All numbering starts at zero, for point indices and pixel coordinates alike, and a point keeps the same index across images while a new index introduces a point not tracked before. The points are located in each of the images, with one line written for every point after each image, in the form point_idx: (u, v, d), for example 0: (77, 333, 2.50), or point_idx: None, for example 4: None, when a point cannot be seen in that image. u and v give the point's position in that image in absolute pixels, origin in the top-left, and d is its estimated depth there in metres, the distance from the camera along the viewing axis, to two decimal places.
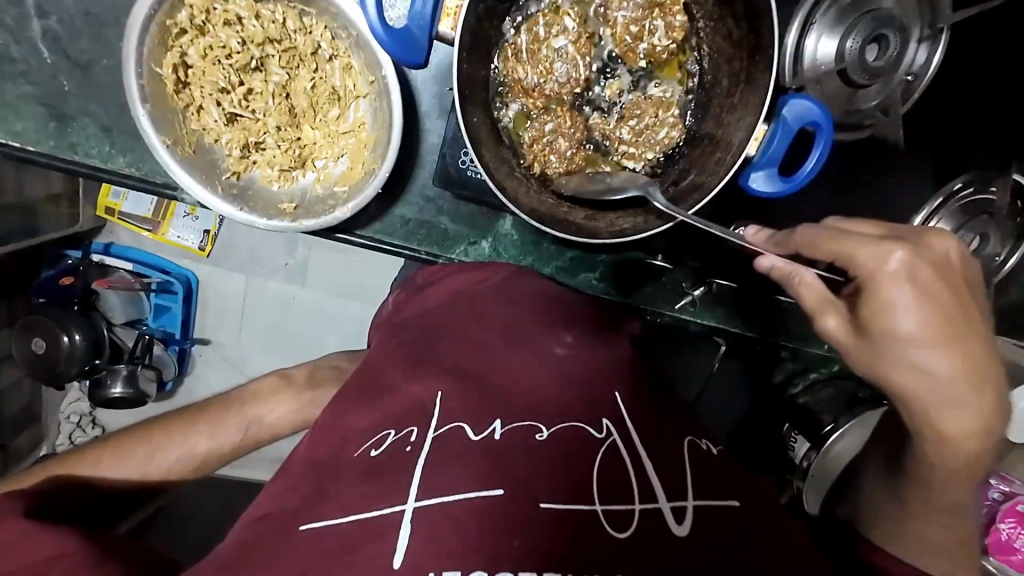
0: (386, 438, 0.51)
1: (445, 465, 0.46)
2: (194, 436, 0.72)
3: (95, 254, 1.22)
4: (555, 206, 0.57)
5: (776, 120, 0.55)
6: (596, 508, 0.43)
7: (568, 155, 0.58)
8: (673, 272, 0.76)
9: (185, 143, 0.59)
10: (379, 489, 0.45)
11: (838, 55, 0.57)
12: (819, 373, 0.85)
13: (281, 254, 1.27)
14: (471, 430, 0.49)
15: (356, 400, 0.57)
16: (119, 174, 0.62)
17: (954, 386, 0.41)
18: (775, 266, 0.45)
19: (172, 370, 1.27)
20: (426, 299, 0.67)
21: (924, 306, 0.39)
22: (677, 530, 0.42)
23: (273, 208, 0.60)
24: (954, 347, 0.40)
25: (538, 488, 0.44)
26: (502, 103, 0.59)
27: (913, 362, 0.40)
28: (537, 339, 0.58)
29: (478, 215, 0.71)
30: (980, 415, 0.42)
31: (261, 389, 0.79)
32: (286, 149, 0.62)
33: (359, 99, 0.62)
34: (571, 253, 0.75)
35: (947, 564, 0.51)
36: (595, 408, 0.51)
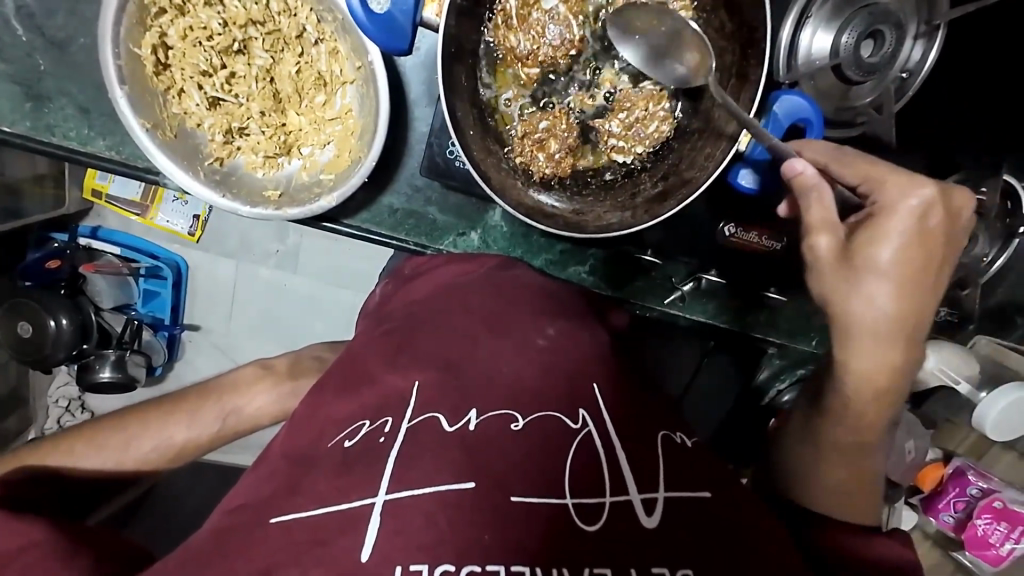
0: (361, 429, 0.51)
1: (417, 457, 0.45)
2: (171, 426, 0.72)
3: (81, 237, 1.22)
4: (542, 199, 0.55)
5: (767, 116, 0.54)
6: (567, 501, 0.43)
7: (558, 155, 0.56)
8: (664, 267, 0.76)
9: (165, 126, 0.57)
10: (352, 480, 0.45)
11: (833, 51, 0.57)
12: (805, 371, 0.86)
13: (272, 241, 1.26)
14: (446, 421, 0.49)
15: (336, 389, 0.57)
16: (98, 157, 0.60)
17: (897, 324, 0.48)
18: (801, 174, 0.49)
19: (161, 356, 1.27)
20: (412, 288, 0.66)
21: (912, 240, 0.46)
22: (646, 522, 0.42)
23: (257, 195, 0.60)
24: (914, 284, 0.47)
25: (511, 482, 0.44)
26: (491, 79, 0.56)
27: (875, 287, 0.47)
28: (522, 330, 0.58)
29: (467, 205, 0.70)
30: (899, 355, 0.50)
31: (242, 378, 0.79)
32: (270, 135, 0.61)
33: (346, 85, 0.60)
34: (561, 245, 0.75)
35: (840, 500, 0.55)
36: (574, 400, 0.51)
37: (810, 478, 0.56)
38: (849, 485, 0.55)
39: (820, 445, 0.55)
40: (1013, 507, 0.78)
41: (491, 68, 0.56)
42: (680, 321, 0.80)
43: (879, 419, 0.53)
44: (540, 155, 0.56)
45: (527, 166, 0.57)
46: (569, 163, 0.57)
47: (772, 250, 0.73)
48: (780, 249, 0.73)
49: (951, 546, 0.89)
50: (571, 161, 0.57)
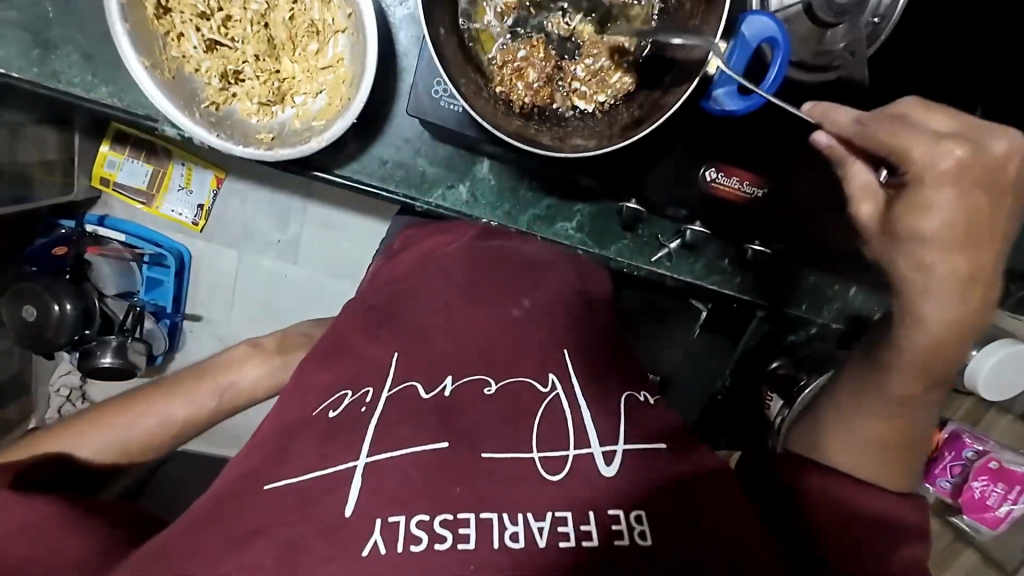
0: (344, 399, 0.58)
1: (395, 425, 0.53)
2: (175, 405, 0.73)
3: (89, 225, 1.25)
4: (522, 127, 0.57)
5: (735, 39, 0.52)
6: (534, 455, 0.51)
7: (535, 84, 0.58)
8: (651, 223, 0.77)
9: (164, 68, 0.59)
10: (336, 447, 0.52)
11: None
12: (797, 336, 0.89)
13: (272, 230, 1.32)
14: (423, 388, 0.57)
15: (320, 361, 0.64)
16: (101, 103, 0.63)
17: (948, 283, 0.47)
18: (830, 144, 0.52)
19: (161, 344, 1.31)
20: (398, 264, 0.75)
21: (958, 205, 0.44)
22: (606, 471, 0.51)
23: (250, 138, 0.62)
24: (964, 245, 0.46)
25: (480, 440, 0.52)
26: (474, 15, 0.58)
27: (923, 255, 0.47)
28: (496, 303, 0.65)
29: (455, 157, 0.72)
30: (954, 315, 0.49)
31: (234, 356, 0.80)
32: (264, 81, 0.64)
33: (337, 35, 0.62)
34: (548, 200, 0.76)
35: (872, 462, 0.56)
36: (545, 366, 0.60)
37: (836, 431, 0.57)
38: (880, 441, 0.56)
39: (861, 388, 0.56)
40: (1008, 466, 0.77)
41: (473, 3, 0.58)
42: (669, 281, 0.81)
43: (928, 373, 0.52)
44: (519, 83, 0.58)
45: (506, 95, 0.59)
46: (547, 91, 0.59)
47: (750, 199, 0.71)
48: (760, 196, 0.71)
49: (947, 512, 0.86)
50: (548, 90, 0.59)
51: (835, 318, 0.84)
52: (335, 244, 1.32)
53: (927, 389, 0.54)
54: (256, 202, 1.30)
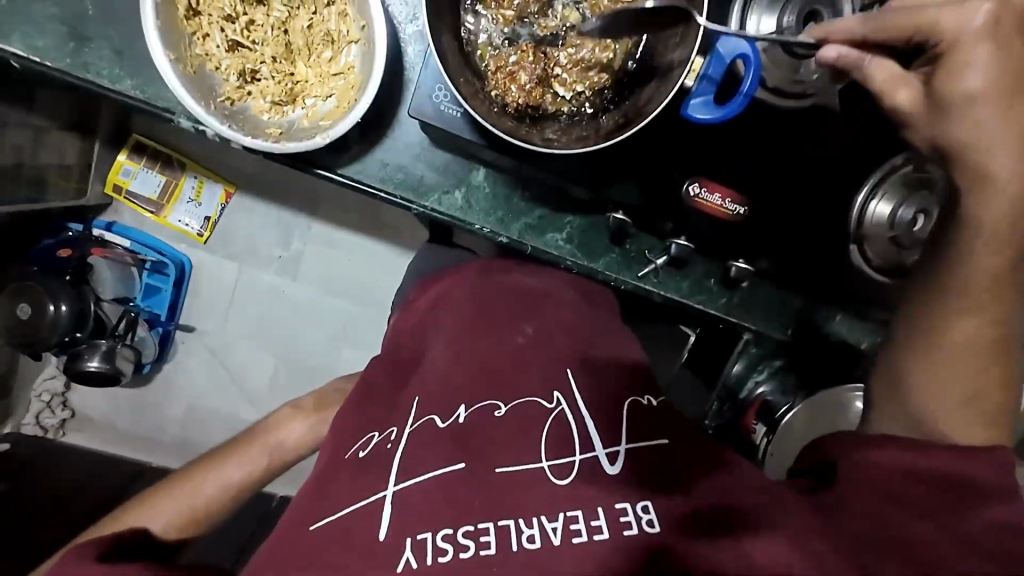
0: (372, 439, 0.66)
1: (420, 452, 0.61)
2: (230, 468, 0.83)
3: (95, 229, 1.27)
4: (514, 128, 0.61)
5: (710, 54, 0.59)
6: (543, 464, 0.59)
7: (528, 87, 0.63)
8: (638, 239, 0.80)
9: (187, 63, 0.64)
10: (370, 479, 0.60)
11: (778, 29, 0.65)
12: (784, 362, 0.90)
13: (275, 245, 1.35)
14: (440, 419, 0.64)
15: (354, 406, 0.73)
16: (124, 94, 0.68)
17: (1001, 139, 0.49)
18: (840, 53, 0.52)
19: (151, 352, 1.32)
20: (411, 312, 0.82)
21: (992, 60, 0.47)
22: (609, 469, 0.59)
23: (260, 131, 0.67)
24: (1009, 98, 0.48)
25: (494, 458, 0.60)
26: (476, 22, 0.64)
27: (975, 113, 0.48)
28: (504, 333, 0.72)
29: (453, 164, 0.75)
30: (1022, 158, 0.49)
31: (278, 418, 0.90)
32: (279, 81, 0.69)
33: (351, 45, 0.67)
34: (540, 210, 0.78)
35: (965, 406, 0.53)
36: (550, 385, 0.66)
37: (900, 395, 0.55)
38: (969, 391, 0.53)
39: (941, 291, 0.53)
40: None
41: (476, 15, 0.64)
42: (655, 297, 0.83)
43: (1000, 270, 0.51)
44: (512, 86, 0.63)
45: (501, 96, 0.63)
46: (537, 92, 0.63)
47: (734, 215, 0.73)
48: (741, 214, 0.73)
49: None
50: (539, 92, 0.63)
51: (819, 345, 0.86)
52: (339, 263, 1.37)
53: (1014, 282, 0.52)
54: (263, 216, 1.34)
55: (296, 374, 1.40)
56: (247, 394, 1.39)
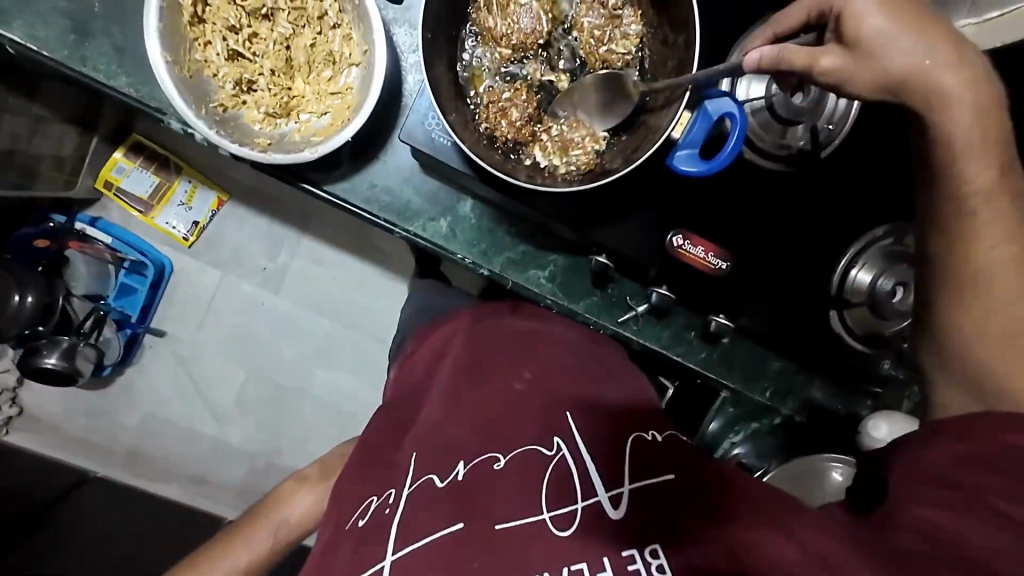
0: (371, 505, 0.62)
1: (418, 513, 0.56)
2: (238, 553, 0.81)
3: (78, 223, 1.23)
4: (503, 163, 0.62)
5: (697, 109, 0.60)
6: (544, 515, 0.54)
7: (518, 123, 0.63)
8: (621, 284, 0.79)
9: (184, 66, 0.64)
10: (368, 548, 0.57)
11: (767, 95, 0.67)
12: (761, 424, 0.87)
13: (262, 257, 1.33)
14: (439, 478, 0.59)
15: (355, 469, 0.69)
16: (117, 91, 0.68)
17: (929, 68, 0.50)
18: (762, 56, 0.52)
19: (114, 353, 1.26)
20: (410, 370, 0.77)
21: (884, 9, 0.49)
22: (613, 513, 0.54)
23: (249, 140, 0.66)
24: (917, 29, 0.50)
25: (494, 512, 0.55)
26: (473, 54, 0.65)
27: (898, 51, 0.50)
28: (501, 377, 0.66)
29: (441, 191, 0.75)
30: (972, 98, 0.51)
31: (281, 492, 0.86)
32: (275, 94, 0.69)
33: (351, 67, 0.68)
34: (524, 246, 0.78)
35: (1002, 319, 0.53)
36: (550, 428, 0.61)
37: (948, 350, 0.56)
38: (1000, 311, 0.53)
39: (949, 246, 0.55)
40: None
41: (472, 49, 0.65)
42: (634, 345, 0.81)
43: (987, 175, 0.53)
44: (502, 121, 0.63)
45: (491, 130, 0.64)
46: (527, 130, 0.64)
47: (716, 269, 0.72)
48: (723, 269, 0.71)
49: None
50: (529, 130, 0.64)
51: (798, 409, 0.84)
52: (323, 279, 1.34)
53: (1005, 196, 0.53)
54: (252, 228, 1.32)
55: (263, 390, 1.34)
56: (211, 408, 1.33)
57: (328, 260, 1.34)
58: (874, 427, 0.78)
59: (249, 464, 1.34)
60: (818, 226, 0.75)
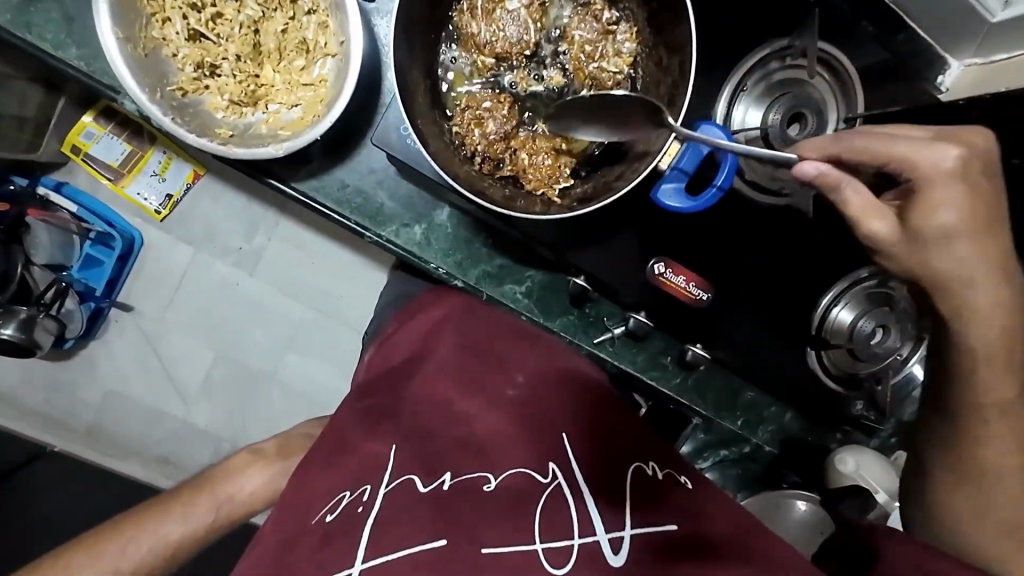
0: (342, 501, 0.56)
1: (393, 523, 0.51)
2: (168, 524, 0.72)
3: (41, 187, 1.16)
4: (476, 178, 0.59)
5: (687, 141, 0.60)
6: (538, 547, 0.49)
7: (492, 135, 0.60)
8: (598, 305, 0.76)
9: (139, 44, 0.59)
10: (332, 553, 0.51)
11: (763, 122, 0.65)
12: (729, 452, 0.86)
13: (237, 237, 1.27)
14: (421, 481, 0.55)
15: (321, 460, 0.62)
16: (65, 63, 0.62)
17: (978, 271, 0.48)
18: (822, 172, 0.47)
19: (77, 327, 1.19)
20: (390, 354, 0.72)
21: (965, 198, 0.46)
22: (613, 560, 0.50)
23: (210, 130, 0.61)
24: (981, 235, 0.48)
25: (482, 535, 0.50)
26: (454, 59, 0.61)
27: (957, 247, 0.47)
28: (492, 384, 0.64)
29: (417, 199, 0.71)
30: (998, 319, 0.50)
31: (232, 464, 0.80)
32: (241, 81, 0.64)
33: (326, 58, 0.63)
34: (500, 259, 0.74)
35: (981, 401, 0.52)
36: (546, 455, 0.57)
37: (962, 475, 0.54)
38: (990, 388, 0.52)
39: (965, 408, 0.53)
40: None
41: (452, 55, 0.61)
42: (608, 366, 0.79)
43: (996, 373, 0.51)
44: (476, 130, 0.60)
45: (464, 139, 0.60)
46: (502, 142, 0.60)
47: (699, 301, 0.70)
48: (705, 300, 0.70)
49: None
50: (504, 143, 0.60)
51: (769, 440, 0.83)
52: (297, 265, 1.29)
53: (1017, 391, 0.52)
54: (227, 206, 1.26)
55: (233, 375, 1.30)
56: (176, 387, 1.28)
57: (304, 245, 1.29)
58: (841, 462, 0.79)
59: (214, 448, 1.29)
60: (814, 263, 0.73)
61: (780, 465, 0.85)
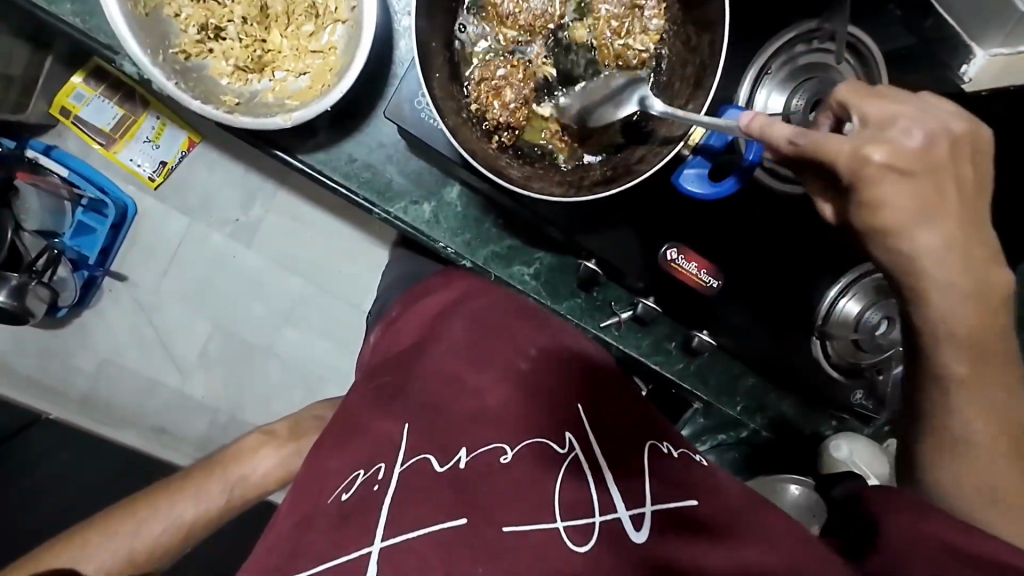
0: (358, 479, 0.56)
1: (410, 501, 0.51)
2: (180, 505, 0.72)
3: (30, 150, 1.11)
4: (494, 156, 0.57)
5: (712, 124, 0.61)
6: (559, 524, 0.50)
7: (512, 105, 0.58)
8: (606, 289, 0.76)
9: (140, 2, 0.56)
10: (349, 531, 0.51)
11: (786, 108, 0.62)
12: (728, 436, 0.87)
13: (234, 208, 1.24)
14: (437, 461, 0.55)
15: (332, 445, 0.62)
16: (60, 19, 0.58)
17: (941, 260, 0.46)
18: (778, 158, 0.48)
19: (70, 296, 1.17)
20: (398, 335, 0.73)
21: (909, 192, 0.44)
22: (635, 536, 0.50)
23: (214, 97, 0.59)
24: (940, 217, 0.45)
25: (502, 513, 0.50)
26: (472, 29, 0.58)
27: (910, 242, 0.46)
28: (502, 362, 0.64)
29: (426, 174, 0.69)
30: (962, 306, 0.48)
31: (244, 446, 0.81)
32: (247, 46, 0.61)
33: (336, 24, 0.61)
34: (509, 240, 0.73)
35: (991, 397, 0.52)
36: (561, 425, 0.58)
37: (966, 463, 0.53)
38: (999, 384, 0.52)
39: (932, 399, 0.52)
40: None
41: (469, 26, 0.58)
42: (612, 350, 0.79)
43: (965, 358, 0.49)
44: (495, 102, 0.58)
45: (481, 112, 0.58)
46: (523, 115, 0.58)
47: (706, 288, 0.70)
48: (712, 288, 0.70)
49: None
50: (524, 116, 0.58)
51: (766, 426, 0.84)
52: (295, 239, 1.27)
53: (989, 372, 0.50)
54: (224, 176, 1.23)
55: (233, 347, 1.29)
56: (176, 360, 1.27)
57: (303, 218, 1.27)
58: (835, 447, 0.81)
59: (210, 419, 1.29)
60: (822, 254, 0.73)
61: (776, 450, 0.87)
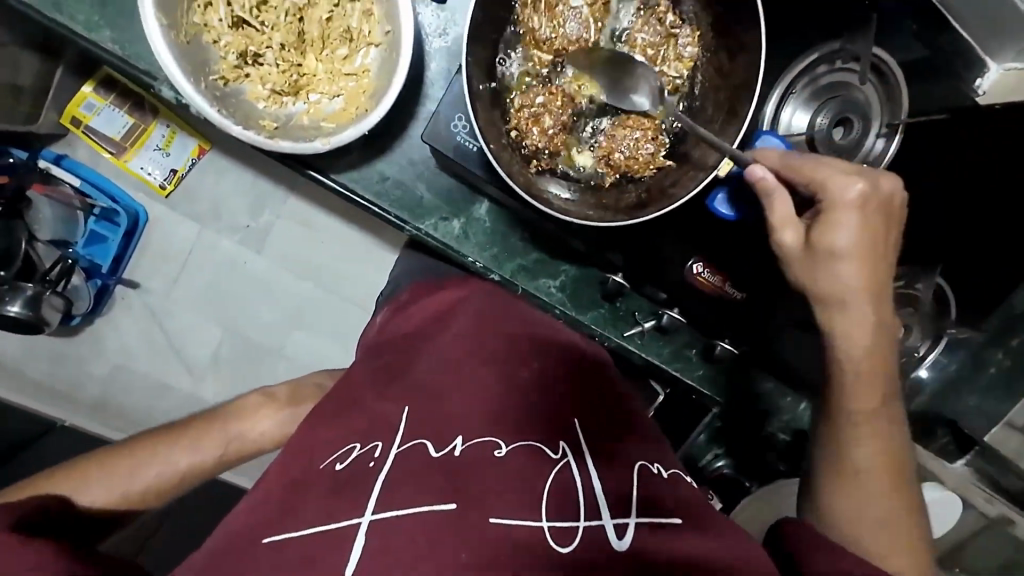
0: (352, 452, 0.57)
1: (401, 482, 0.52)
2: (179, 447, 0.75)
3: (42, 160, 1.12)
4: (530, 179, 0.58)
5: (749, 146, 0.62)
6: (545, 524, 0.49)
7: (551, 131, 0.60)
8: (629, 301, 0.78)
9: (181, 30, 0.57)
10: (339, 502, 0.51)
11: (809, 127, 0.66)
12: None
13: (244, 215, 1.25)
14: (433, 446, 0.55)
15: (331, 416, 0.64)
16: (100, 47, 0.60)
17: (861, 290, 0.55)
18: (763, 178, 0.53)
19: (84, 305, 1.17)
20: (409, 318, 0.74)
21: (859, 230, 0.53)
22: (617, 545, 0.49)
23: (253, 121, 0.60)
24: (865, 260, 0.54)
25: (491, 504, 0.50)
26: (511, 54, 0.60)
27: (838, 270, 0.54)
28: (508, 362, 0.64)
29: (455, 193, 0.71)
30: (863, 341, 0.56)
31: (244, 404, 0.82)
32: (284, 71, 0.62)
33: (370, 47, 0.62)
34: (536, 254, 0.75)
35: None
36: (557, 433, 0.58)
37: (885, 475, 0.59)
38: None
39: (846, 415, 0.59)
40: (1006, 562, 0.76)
41: (509, 57, 0.60)
42: (635, 358, 0.81)
43: (874, 378, 0.57)
44: (533, 128, 0.59)
45: (519, 137, 0.60)
46: (560, 140, 0.60)
47: (733, 297, 0.73)
48: (741, 296, 0.73)
49: None
50: (561, 140, 0.60)
51: (784, 430, 0.85)
52: (305, 244, 1.28)
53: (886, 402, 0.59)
54: (234, 182, 1.24)
55: (242, 349, 1.29)
56: (180, 358, 1.27)
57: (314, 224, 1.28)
58: None
59: None
60: None
61: None
